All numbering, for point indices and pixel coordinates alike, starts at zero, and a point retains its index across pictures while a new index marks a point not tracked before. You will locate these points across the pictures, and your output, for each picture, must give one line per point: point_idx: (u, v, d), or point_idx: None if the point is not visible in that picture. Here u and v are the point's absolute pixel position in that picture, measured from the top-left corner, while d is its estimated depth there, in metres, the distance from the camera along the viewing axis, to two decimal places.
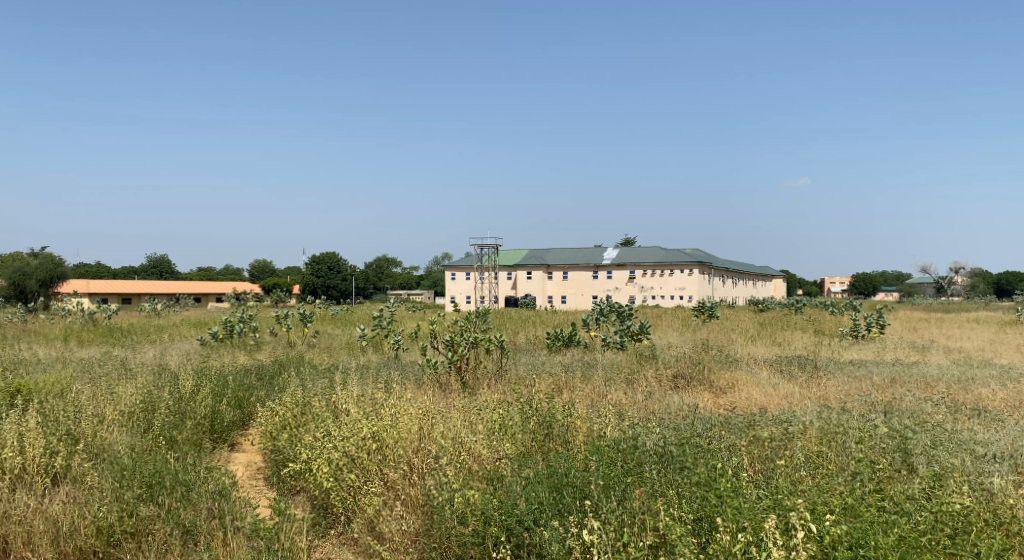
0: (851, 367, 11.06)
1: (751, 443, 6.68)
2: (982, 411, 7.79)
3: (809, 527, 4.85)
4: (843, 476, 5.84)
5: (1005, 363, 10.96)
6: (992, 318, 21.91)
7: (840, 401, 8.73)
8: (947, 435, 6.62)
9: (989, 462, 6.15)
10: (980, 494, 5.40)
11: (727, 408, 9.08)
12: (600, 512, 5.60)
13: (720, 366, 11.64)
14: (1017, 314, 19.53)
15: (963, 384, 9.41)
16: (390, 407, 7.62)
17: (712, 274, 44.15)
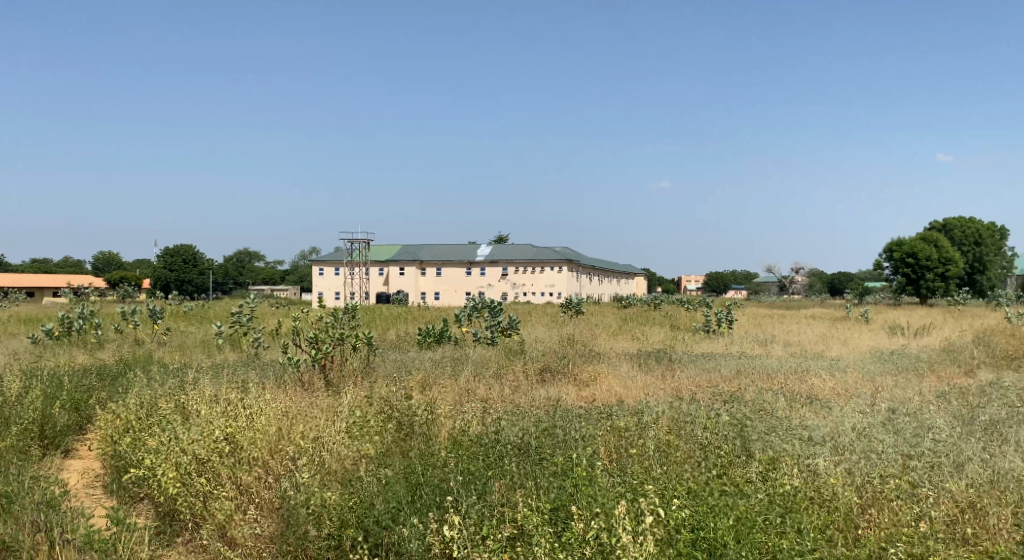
0: (704, 360, 11.47)
1: (607, 432, 6.81)
2: (815, 399, 8.23)
3: (656, 513, 5.00)
4: (689, 462, 6.05)
5: (833, 355, 11.71)
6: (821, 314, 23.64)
7: (692, 392, 9.05)
8: (783, 422, 6.95)
9: (817, 444, 6.47)
10: (808, 475, 5.70)
11: (589, 401, 9.17)
12: (459, 507, 5.58)
13: (584, 360, 11.84)
14: (845, 311, 21.14)
15: (798, 374, 9.95)
16: (245, 409, 7.32)
17: (581, 272, 45.17)
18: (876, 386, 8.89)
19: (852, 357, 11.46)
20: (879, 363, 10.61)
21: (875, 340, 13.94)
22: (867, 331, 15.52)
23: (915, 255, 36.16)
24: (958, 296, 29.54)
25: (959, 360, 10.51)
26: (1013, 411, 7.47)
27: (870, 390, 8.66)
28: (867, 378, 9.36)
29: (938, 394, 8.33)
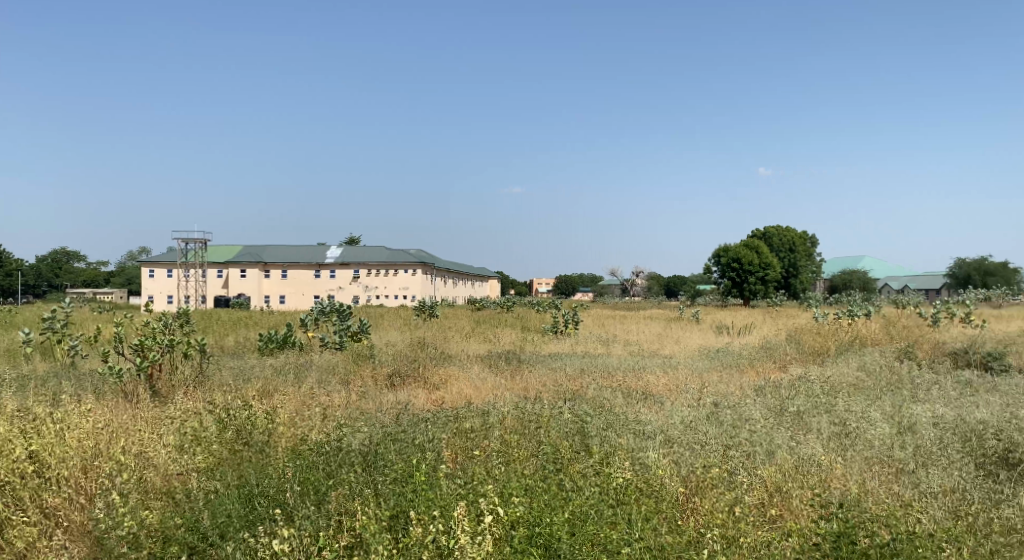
0: (550, 360, 11.49)
1: (453, 435, 6.60)
2: (649, 395, 8.37)
3: (496, 513, 4.84)
4: (528, 460, 5.94)
5: (669, 353, 12.04)
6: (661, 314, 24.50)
7: (536, 391, 8.99)
8: (619, 418, 6.99)
9: (648, 438, 6.53)
10: (639, 468, 5.69)
11: (438, 405, 8.93)
12: (294, 518, 5.20)
13: (434, 363, 11.58)
14: (680, 312, 22.04)
15: (637, 371, 10.13)
16: (55, 424, 6.59)
17: (433, 275, 44.94)
18: (702, 381, 9.18)
19: (686, 354, 11.81)
20: (708, 360, 10.98)
21: (705, 338, 14.50)
22: (698, 330, 16.14)
23: (739, 261, 38.13)
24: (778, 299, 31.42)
25: (775, 356, 11.04)
26: (816, 401, 7.77)
27: (696, 385, 8.92)
28: (696, 374, 9.64)
29: (755, 388, 8.67)
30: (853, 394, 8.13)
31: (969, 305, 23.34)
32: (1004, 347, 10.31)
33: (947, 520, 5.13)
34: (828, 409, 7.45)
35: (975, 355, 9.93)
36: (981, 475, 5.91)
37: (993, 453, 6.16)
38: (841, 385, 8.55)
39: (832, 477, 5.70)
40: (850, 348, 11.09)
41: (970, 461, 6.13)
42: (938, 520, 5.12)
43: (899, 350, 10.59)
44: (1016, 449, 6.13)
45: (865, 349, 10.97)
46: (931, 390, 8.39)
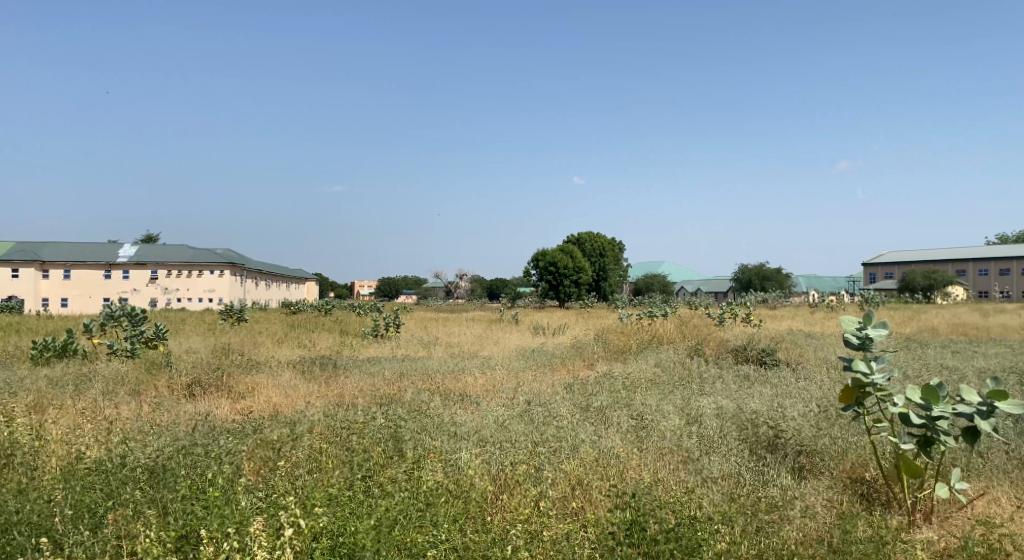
0: (367, 365, 11.13)
1: (254, 446, 6.13)
2: (466, 396, 8.24)
3: (296, 525, 4.51)
4: (337, 468, 5.63)
5: (487, 354, 12.02)
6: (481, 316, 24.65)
7: (351, 397, 8.62)
8: (433, 421, 6.80)
9: (462, 439, 6.36)
10: (451, 470, 5.51)
11: (243, 414, 8.35)
12: (68, 545, 4.63)
13: (241, 370, 10.89)
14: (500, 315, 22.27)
15: (455, 373, 10.00)
16: None
17: (241, 277, 43.01)
18: (517, 380, 9.19)
19: (503, 355, 11.83)
20: (524, 360, 11.03)
21: (520, 339, 14.66)
22: (514, 331, 16.27)
23: (555, 265, 39.07)
24: (592, 300, 32.55)
25: (584, 354, 11.28)
26: (616, 396, 7.94)
27: (512, 384, 8.90)
28: (512, 374, 9.65)
29: (564, 385, 8.76)
30: (651, 389, 8.41)
31: (755, 305, 25.35)
32: (775, 342, 11.01)
33: (723, 501, 5.33)
34: (626, 405, 7.59)
35: (751, 352, 10.56)
36: (757, 458, 6.20)
37: (763, 439, 6.48)
38: (640, 381, 8.83)
39: (629, 468, 5.78)
40: (654, 347, 11.53)
41: (746, 445, 6.42)
42: (716, 501, 5.32)
43: (690, 347, 11.09)
44: (781, 435, 6.49)
45: (664, 347, 11.43)
46: (732, 383, 8.83)
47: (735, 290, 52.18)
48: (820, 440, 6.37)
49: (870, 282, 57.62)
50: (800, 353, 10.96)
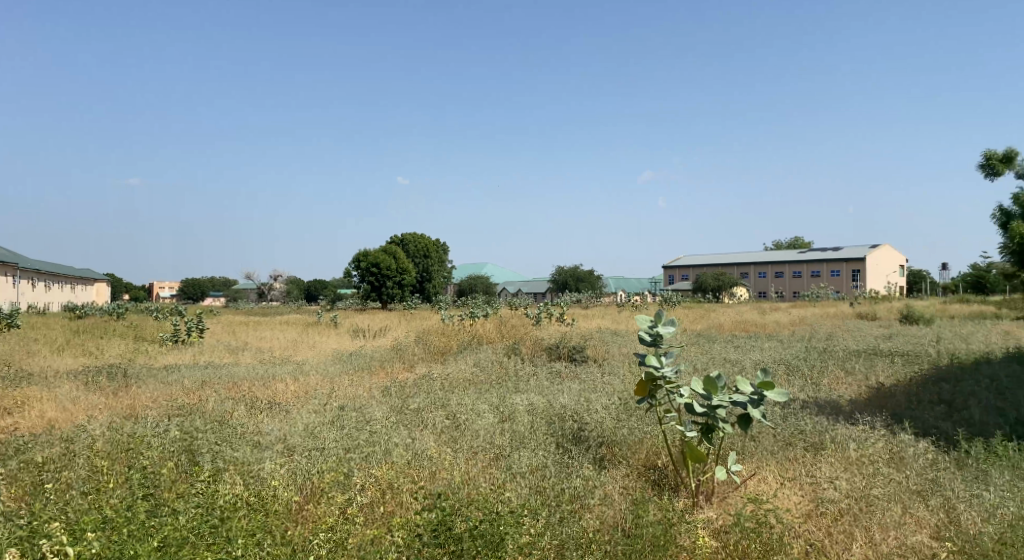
0: (163, 374, 10.59)
1: (16, 470, 5.71)
2: (272, 404, 8.07)
3: (64, 553, 4.25)
4: (119, 487, 5.34)
5: (298, 359, 11.80)
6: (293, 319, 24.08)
7: (144, 408, 8.17)
8: (232, 431, 6.55)
9: (264, 448, 6.20)
10: (251, 482, 5.46)
11: (10, 429, 7.66)
12: None
13: (15, 381, 10.00)
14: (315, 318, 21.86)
15: (263, 380, 9.75)
16: None
17: (23, 279, 39.46)
18: (332, 385, 9.09)
19: (315, 360, 11.65)
20: (339, 363, 10.88)
21: (337, 342, 14.50)
22: (332, 334, 16.03)
23: (378, 266, 38.37)
24: (413, 300, 32.41)
25: (403, 356, 11.33)
26: (433, 397, 8.06)
27: (325, 389, 8.79)
28: (326, 379, 9.53)
29: (381, 389, 8.77)
30: (464, 389, 8.55)
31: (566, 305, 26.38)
32: (583, 340, 11.56)
33: (530, 494, 5.38)
34: (443, 405, 7.71)
35: (562, 349, 11.01)
36: (560, 453, 6.25)
37: (568, 434, 6.64)
38: (459, 382, 8.98)
39: (442, 469, 5.80)
40: (472, 346, 11.80)
41: (553, 440, 6.52)
42: (524, 494, 5.37)
43: (505, 346, 11.39)
44: (586, 429, 6.71)
45: (483, 346, 11.72)
46: (543, 380, 9.19)
47: (551, 290, 53.95)
48: (620, 431, 6.55)
49: (669, 283, 60.92)
50: (607, 349, 11.57)
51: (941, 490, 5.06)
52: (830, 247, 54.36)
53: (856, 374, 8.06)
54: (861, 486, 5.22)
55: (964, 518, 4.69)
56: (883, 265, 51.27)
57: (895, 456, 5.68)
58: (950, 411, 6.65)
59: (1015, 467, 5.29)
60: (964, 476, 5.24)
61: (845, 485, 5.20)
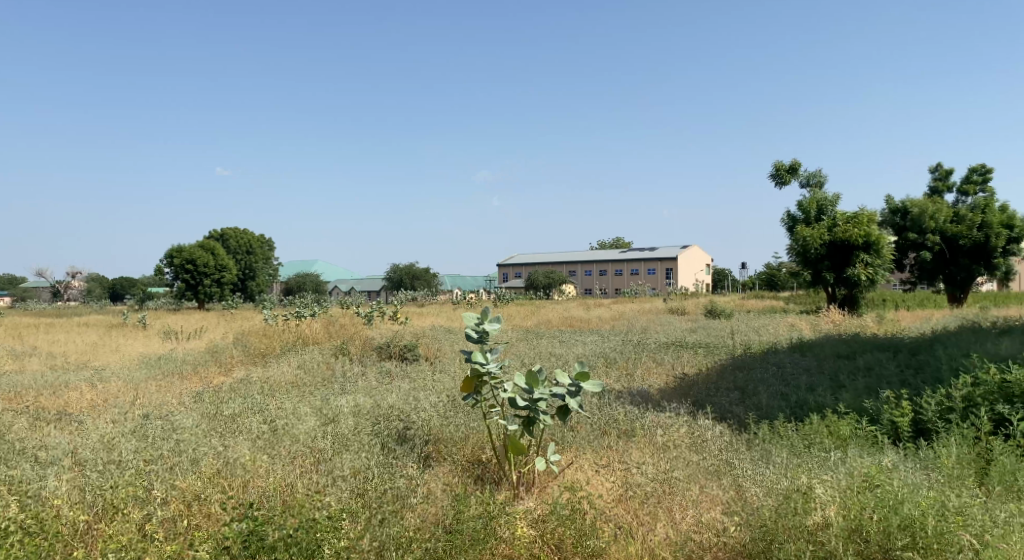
0: None
1: None
2: (62, 413, 7.46)
3: None
4: None
5: (98, 365, 11.10)
6: (90, 320, 22.44)
7: None
8: (13, 449, 6.04)
9: (50, 463, 5.71)
10: (32, 503, 4.90)
11: None
12: None
13: None
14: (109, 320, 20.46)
15: (55, 390, 9.06)
16: None
17: None
18: (135, 392, 8.37)
19: (117, 366, 10.99)
20: (143, 367, 10.09)
21: (145, 346, 13.64)
22: (140, 337, 15.01)
23: (194, 261, 33.95)
24: (232, 299, 30.41)
25: (215, 354, 10.67)
26: (244, 388, 7.69)
27: (128, 396, 8.12)
28: (129, 385, 8.82)
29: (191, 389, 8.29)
30: (281, 391, 7.58)
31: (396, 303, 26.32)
32: (408, 333, 11.58)
33: (350, 499, 4.87)
34: (246, 397, 7.30)
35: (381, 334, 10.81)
36: (382, 453, 5.61)
37: (393, 432, 5.98)
38: (279, 369, 8.60)
39: (255, 477, 5.23)
40: (289, 332, 11.38)
41: (377, 440, 5.83)
42: (343, 500, 4.85)
43: (329, 342, 11.25)
44: (411, 427, 6.10)
45: (302, 334, 11.35)
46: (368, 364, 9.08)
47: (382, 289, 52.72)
48: (448, 428, 5.99)
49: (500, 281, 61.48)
50: (432, 339, 11.60)
51: (732, 470, 5.60)
52: (649, 246, 57.42)
53: (664, 365, 8.71)
54: (665, 469, 5.65)
55: (751, 493, 5.12)
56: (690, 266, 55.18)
57: (696, 440, 6.23)
58: (743, 397, 7.38)
59: (794, 446, 5.90)
60: (751, 456, 5.81)
61: (650, 471, 5.60)
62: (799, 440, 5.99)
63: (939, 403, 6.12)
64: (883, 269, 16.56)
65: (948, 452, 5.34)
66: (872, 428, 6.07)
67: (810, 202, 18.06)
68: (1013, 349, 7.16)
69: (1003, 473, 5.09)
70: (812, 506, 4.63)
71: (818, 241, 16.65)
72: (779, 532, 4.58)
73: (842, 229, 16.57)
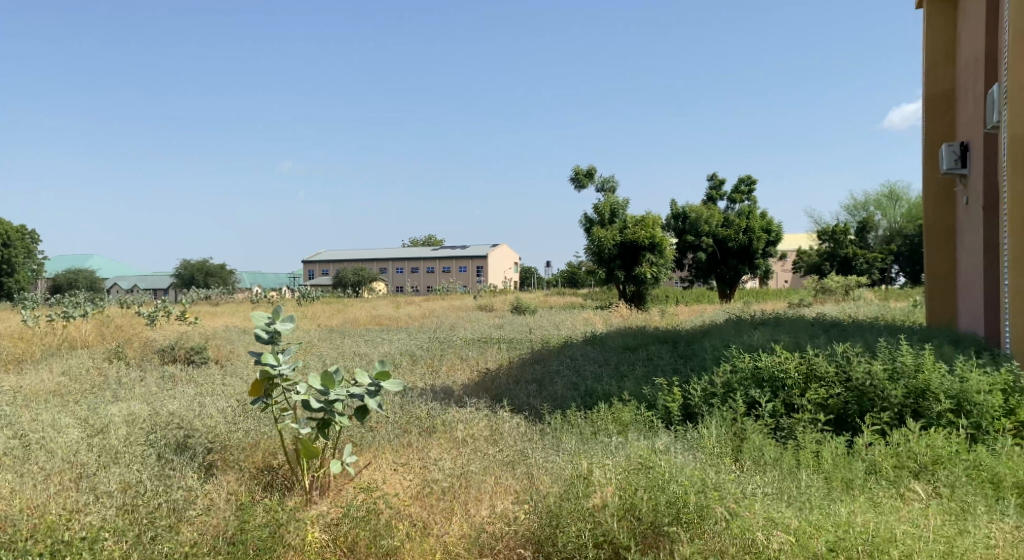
0: None
1: None
2: None
3: None
4: None
5: None
6: None
7: None
8: None
9: None
10: None
11: None
12: None
13: None
14: None
15: None
16: None
17: None
18: None
19: None
20: None
21: None
22: None
23: None
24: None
25: None
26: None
27: None
28: None
29: None
30: (37, 403, 6.88)
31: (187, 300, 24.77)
32: (192, 333, 10.99)
33: (116, 517, 4.63)
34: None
35: (159, 339, 10.13)
36: (155, 464, 5.31)
37: (172, 441, 5.63)
38: (39, 379, 7.80)
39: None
40: (56, 335, 10.57)
41: (153, 451, 5.48)
42: (106, 518, 4.61)
43: (102, 344, 10.48)
44: (192, 435, 5.73)
45: (71, 339, 10.51)
46: (146, 369, 8.55)
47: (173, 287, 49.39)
48: (233, 435, 5.71)
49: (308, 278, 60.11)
50: (220, 339, 11.10)
51: (526, 460, 5.80)
52: (457, 244, 58.02)
53: (467, 361, 8.90)
54: (462, 464, 5.75)
55: (542, 481, 5.35)
56: (500, 266, 56.83)
57: (494, 432, 6.43)
58: (540, 388, 7.78)
59: (582, 433, 6.30)
60: (542, 444, 6.09)
61: (448, 466, 5.68)
62: (587, 427, 6.39)
63: (704, 388, 6.67)
64: (665, 269, 17.86)
65: (708, 433, 5.87)
66: (649, 412, 6.57)
67: (605, 205, 19.10)
68: (765, 338, 7.91)
69: (752, 449, 5.65)
70: (591, 489, 4.90)
71: (611, 242, 17.61)
72: (563, 516, 4.79)
73: (631, 230, 17.61)
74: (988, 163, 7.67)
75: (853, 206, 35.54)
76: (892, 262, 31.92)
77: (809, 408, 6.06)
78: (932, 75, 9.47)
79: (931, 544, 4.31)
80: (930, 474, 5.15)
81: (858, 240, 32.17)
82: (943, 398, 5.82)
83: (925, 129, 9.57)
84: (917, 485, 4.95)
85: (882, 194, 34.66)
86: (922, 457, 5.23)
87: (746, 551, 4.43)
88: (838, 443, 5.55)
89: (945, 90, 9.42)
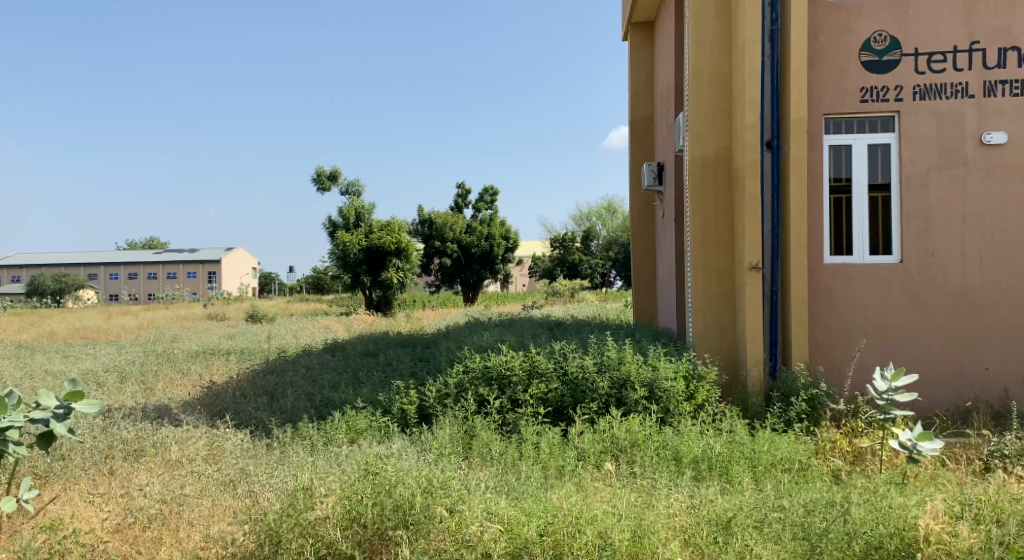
0: None
1: None
2: None
3: None
4: None
5: None
6: None
7: None
8: None
9: None
10: None
11: None
12: None
13: None
14: None
15: None
16: None
17: None
18: None
19: None
20: None
21: None
22: None
23: None
24: None
25: None
26: None
27: None
28: None
29: None
30: None
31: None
32: None
33: None
34: None
35: None
36: None
37: None
38: None
39: None
40: None
41: None
42: None
43: None
44: None
45: None
46: None
47: None
48: None
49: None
50: None
51: (247, 478, 5.38)
52: (188, 250, 54.39)
53: (189, 377, 8.23)
54: (173, 487, 5.19)
55: (264, 498, 4.98)
56: (232, 272, 54.04)
57: (214, 450, 5.95)
58: (271, 401, 7.37)
59: (313, 445, 6.02)
60: (267, 460, 5.71)
61: (156, 491, 5.11)
62: (318, 438, 6.12)
63: (439, 389, 6.62)
64: (410, 274, 18.00)
65: (440, 433, 5.83)
66: (384, 418, 6.43)
67: (350, 209, 18.70)
68: (491, 339, 8.06)
69: (480, 445, 5.71)
70: (313, 502, 4.63)
71: (356, 247, 17.22)
72: (283, 532, 4.51)
73: (377, 235, 17.45)
74: (677, 181, 8.37)
75: (579, 215, 37.78)
76: (611, 268, 34.30)
77: (531, 402, 6.26)
78: (636, 99, 10.22)
79: (623, 520, 4.49)
80: (627, 456, 5.47)
81: (582, 246, 34.25)
82: (638, 387, 6.21)
83: (631, 148, 10.28)
84: (620, 468, 5.23)
85: (603, 206, 37.24)
86: (622, 441, 5.55)
87: (461, 546, 4.42)
88: (554, 433, 5.74)
89: (648, 114, 10.20)
